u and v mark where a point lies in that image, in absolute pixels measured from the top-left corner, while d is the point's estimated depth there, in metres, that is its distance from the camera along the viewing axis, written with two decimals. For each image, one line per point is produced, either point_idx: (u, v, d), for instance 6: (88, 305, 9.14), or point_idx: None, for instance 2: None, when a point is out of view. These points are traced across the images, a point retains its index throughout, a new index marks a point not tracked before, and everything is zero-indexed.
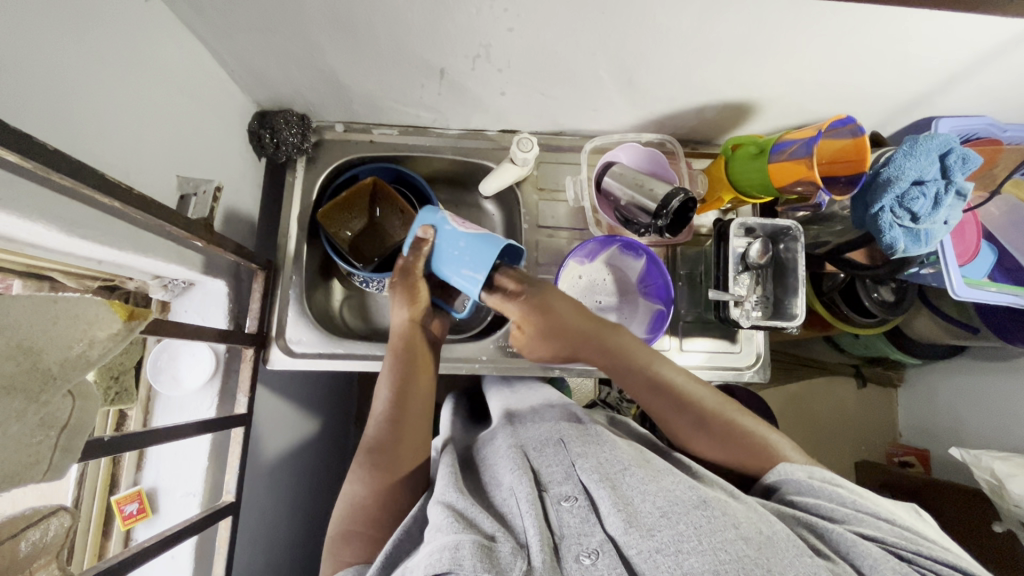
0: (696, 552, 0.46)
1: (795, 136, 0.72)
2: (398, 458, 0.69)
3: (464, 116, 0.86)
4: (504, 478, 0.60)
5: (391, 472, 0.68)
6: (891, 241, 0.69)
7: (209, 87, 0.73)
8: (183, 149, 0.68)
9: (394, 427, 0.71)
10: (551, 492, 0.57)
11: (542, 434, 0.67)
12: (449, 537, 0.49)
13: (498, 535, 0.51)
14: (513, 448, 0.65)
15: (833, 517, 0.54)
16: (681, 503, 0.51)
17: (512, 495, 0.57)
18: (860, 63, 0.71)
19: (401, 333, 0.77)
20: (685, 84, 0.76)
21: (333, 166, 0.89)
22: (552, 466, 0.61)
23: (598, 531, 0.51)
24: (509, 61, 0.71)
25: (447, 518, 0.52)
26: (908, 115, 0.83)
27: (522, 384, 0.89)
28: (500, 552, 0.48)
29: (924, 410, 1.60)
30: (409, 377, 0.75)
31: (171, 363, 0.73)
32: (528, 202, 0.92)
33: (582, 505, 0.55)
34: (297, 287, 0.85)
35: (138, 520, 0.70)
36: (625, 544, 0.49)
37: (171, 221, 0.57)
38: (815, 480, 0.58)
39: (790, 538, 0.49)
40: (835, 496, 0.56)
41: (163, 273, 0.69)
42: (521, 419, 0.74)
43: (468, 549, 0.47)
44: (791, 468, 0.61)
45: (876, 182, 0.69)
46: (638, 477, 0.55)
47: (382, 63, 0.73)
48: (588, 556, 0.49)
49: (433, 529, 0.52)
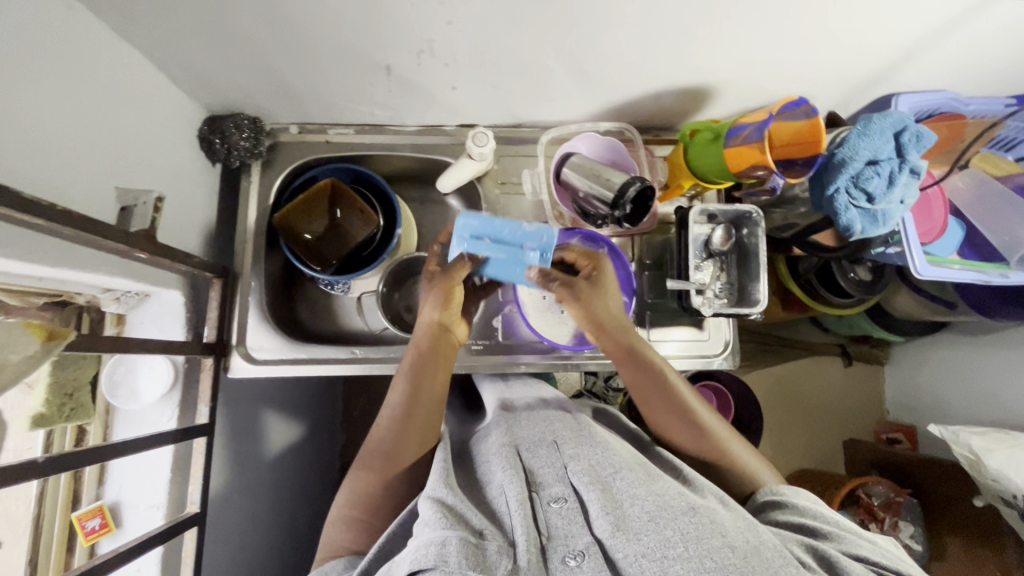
0: (681, 558, 0.46)
1: (749, 120, 0.71)
2: (404, 450, 0.70)
3: (420, 112, 0.85)
4: (497, 477, 0.60)
5: (397, 466, 0.69)
6: (846, 224, 0.68)
7: (151, 94, 0.71)
8: (124, 160, 0.66)
9: (404, 422, 0.71)
10: (542, 493, 0.57)
11: (537, 432, 0.67)
12: (436, 533, 0.50)
13: (486, 533, 0.52)
14: (505, 446, 0.65)
15: (820, 535, 0.55)
16: (670, 508, 0.51)
17: (502, 494, 0.57)
18: (812, 41, 0.69)
19: (428, 330, 0.77)
20: (638, 71, 0.75)
21: (289, 169, 0.88)
22: (545, 466, 0.61)
23: (585, 533, 0.52)
24: (455, 55, 0.70)
25: (436, 514, 0.52)
26: (869, 92, 0.82)
27: (517, 380, 0.87)
28: (487, 551, 0.50)
29: (910, 387, 1.61)
30: (426, 377, 0.74)
31: (129, 376, 0.73)
32: (489, 197, 0.91)
33: (572, 507, 0.55)
34: (257, 293, 0.84)
35: (101, 535, 0.70)
36: (612, 546, 0.50)
37: (106, 235, 0.56)
38: (805, 500, 0.61)
39: (776, 547, 0.50)
40: (823, 519, 0.58)
41: (113, 286, 0.67)
42: (514, 415, 0.74)
43: (454, 546, 0.48)
44: (780, 491, 0.63)
45: (830, 164, 0.68)
46: (629, 481, 0.56)
47: (327, 62, 0.71)
48: (573, 557, 0.50)
49: (421, 524, 0.53)
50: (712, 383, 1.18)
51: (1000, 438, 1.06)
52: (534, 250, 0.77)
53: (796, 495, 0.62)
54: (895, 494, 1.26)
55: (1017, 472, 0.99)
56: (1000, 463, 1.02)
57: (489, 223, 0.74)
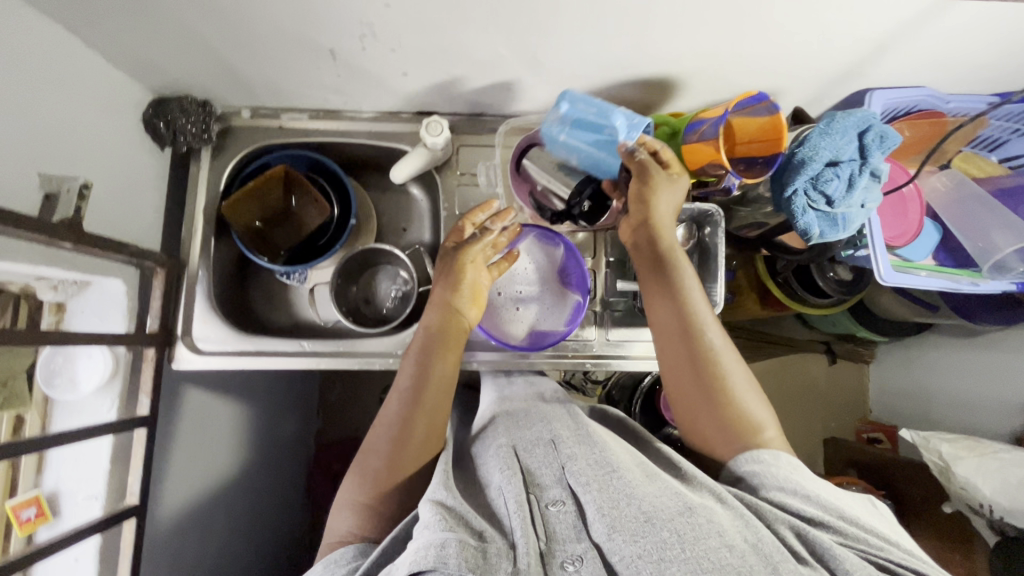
0: (679, 560, 0.45)
1: (707, 115, 0.67)
2: (412, 430, 0.67)
3: (375, 99, 0.82)
4: (494, 480, 0.59)
5: (406, 446, 0.66)
6: (804, 227, 0.65)
7: (89, 75, 0.68)
8: (58, 145, 0.64)
9: (412, 402, 0.68)
10: (541, 495, 0.57)
11: (536, 431, 0.66)
12: (435, 535, 0.48)
13: (486, 536, 0.50)
14: (503, 446, 0.63)
15: (805, 513, 0.53)
16: (667, 509, 0.50)
17: (501, 496, 0.56)
18: (776, 32, 0.65)
19: (438, 307, 0.74)
20: (595, 60, 0.71)
21: (241, 155, 0.86)
22: (543, 467, 0.60)
23: (584, 538, 0.51)
24: (400, 39, 0.66)
25: (435, 517, 0.51)
26: (843, 87, 0.78)
27: (522, 376, 0.83)
28: (488, 555, 0.48)
29: (893, 386, 1.59)
30: (433, 355, 0.71)
31: (67, 365, 0.71)
32: (447, 188, 0.88)
33: (570, 510, 0.54)
34: (204, 282, 0.83)
35: (39, 523, 0.68)
36: (609, 549, 0.48)
37: (24, 226, 0.54)
38: (784, 468, 0.58)
39: (775, 543, 0.49)
40: (804, 489, 0.56)
41: (47, 275, 0.66)
42: (511, 413, 0.72)
43: (453, 548, 0.47)
44: (760, 455, 0.60)
45: (791, 164, 0.64)
46: (626, 480, 0.55)
47: (268, 45, 0.68)
48: (572, 563, 0.49)
49: (421, 526, 0.51)
50: None
51: (970, 446, 1.04)
52: (621, 120, 0.69)
53: (778, 462, 0.59)
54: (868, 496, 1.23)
55: (985, 480, 0.98)
56: (967, 471, 1.00)
57: (586, 98, 0.71)
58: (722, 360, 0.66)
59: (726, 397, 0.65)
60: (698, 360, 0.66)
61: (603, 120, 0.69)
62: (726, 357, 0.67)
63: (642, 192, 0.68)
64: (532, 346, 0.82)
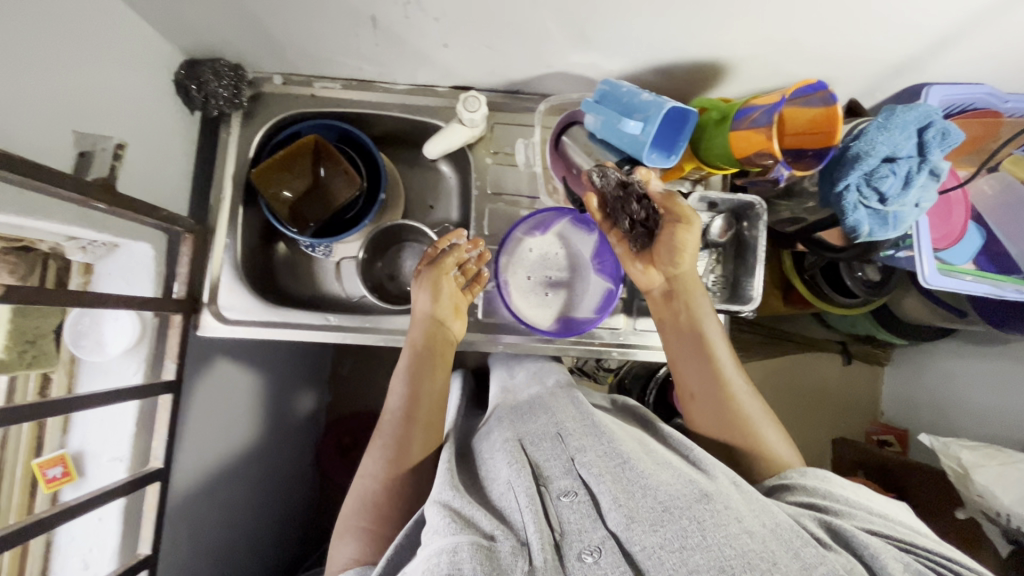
0: (701, 548, 0.45)
1: (760, 102, 0.64)
2: (409, 448, 0.68)
3: (411, 70, 0.79)
4: (501, 473, 0.58)
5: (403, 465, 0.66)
6: (853, 223, 0.63)
7: (121, 34, 0.66)
8: (90, 104, 0.62)
9: (406, 421, 0.69)
10: (550, 487, 0.56)
11: (540, 424, 0.65)
12: (446, 540, 0.48)
13: (497, 534, 0.50)
14: (509, 440, 0.63)
15: (832, 510, 0.53)
16: (683, 498, 0.49)
17: (510, 491, 0.55)
18: (839, 17, 0.62)
19: (423, 324, 0.75)
20: (645, 38, 0.68)
21: (271, 123, 0.84)
22: (549, 459, 0.59)
23: (600, 527, 0.50)
24: (444, 9, 0.64)
25: (445, 520, 0.51)
26: (899, 81, 0.75)
27: (529, 364, 0.82)
28: (501, 554, 0.48)
29: (909, 389, 1.57)
30: (423, 374, 0.72)
31: (94, 327, 0.71)
32: (480, 165, 0.85)
33: (583, 500, 0.53)
34: (232, 250, 0.82)
35: (63, 483, 0.70)
36: (628, 539, 0.47)
37: (53, 182, 0.52)
38: (812, 479, 0.58)
39: (792, 527, 0.48)
40: (831, 494, 0.56)
41: (77, 235, 0.65)
42: (516, 407, 0.72)
43: (467, 554, 0.46)
44: (789, 473, 0.61)
45: (844, 158, 0.63)
46: (639, 470, 0.54)
47: (306, 9, 0.66)
48: (590, 554, 0.48)
49: (430, 531, 0.51)
50: None
51: (991, 454, 1.02)
52: (637, 121, 0.66)
53: (804, 475, 0.59)
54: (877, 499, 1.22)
55: (1005, 489, 0.97)
56: (987, 479, 0.99)
57: (614, 89, 0.69)
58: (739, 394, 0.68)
59: (747, 434, 0.66)
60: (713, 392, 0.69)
61: (620, 116, 0.67)
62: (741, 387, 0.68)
63: (675, 233, 0.69)
64: (569, 331, 0.80)
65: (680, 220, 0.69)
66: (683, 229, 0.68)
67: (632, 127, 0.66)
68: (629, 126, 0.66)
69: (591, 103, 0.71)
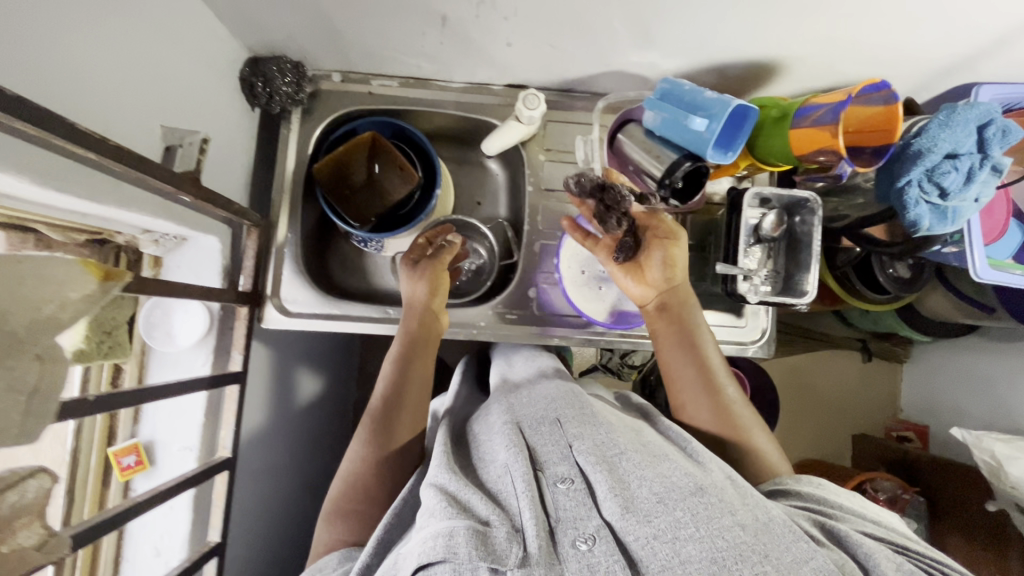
0: (693, 539, 0.46)
1: (821, 101, 0.66)
2: (393, 436, 0.68)
3: (469, 68, 0.81)
4: (499, 456, 0.59)
5: (385, 455, 0.66)
6: (914, 218, 0.65)
7: (197, 32, 0.68)
8: (170, 99, 0.64)
9: (391, 410, 0.69)
10: (546, 472, 0.56)
11: (540, 410, 0.65)
12: (443, 523, 0.49)
13: (492, 519, 0.50)
14: (506, 423, 0.63)
15: (826, 512, 0.56)
16: (678, 489, 0.50)
17: (506, 474, 0.56)
18: (901, 18, 0.64)
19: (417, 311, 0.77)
20: (707, 39, 0.70)
21: (330, 120, 0.85)
22: (547, 444, 0.59)
23: (595, 515, 0.50)
24: (516, 8, 0.66)
25: (440, 503, 0.52)
26: (948, 81, 0.77)
27: (520, 357, 0.84)
28: (494, 539, 0.48)
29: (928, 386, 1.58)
30: (414, 358, 0.74)
31: (165, 318, 0.73)
32: (533, 162, 0.88)
33: (579, 488, 0.53)
34: (293, 245, 0.83)
35: (136, 472, 0.72)
36: (622, 529, 0.48)
37: (151, 174, 0.53)
38: (807, 485, 0.61)
39: (786, 523, 0.50)
40: (825, 500, 0.58)
41: (152, 227, 0.67)
42: (515, 392, 0.72)
43: (462, 536, 0.47)
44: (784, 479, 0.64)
45: (904, 154, 0.65)
46: (635, 461, 0.54)
47: (380, 8, 0.67)
48: (585, 541, 0.48)
49: (425, 513, 0.52)
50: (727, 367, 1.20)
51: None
52: (702, 118, 0.68)
53: (799, 481, 0.62)
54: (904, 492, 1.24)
55: None
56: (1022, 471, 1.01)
57: (677, 88, 0.71)
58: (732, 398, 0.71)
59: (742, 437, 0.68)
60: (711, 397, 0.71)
61: (684, 113, 0.69)
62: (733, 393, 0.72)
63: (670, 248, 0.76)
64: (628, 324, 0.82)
65: (670, 238, 0.76)
66: (673, 246, 0.76)
67: (697, 124, 0.68)
68: (693, 124, 0.68)
69: (654, 102, 0.72)
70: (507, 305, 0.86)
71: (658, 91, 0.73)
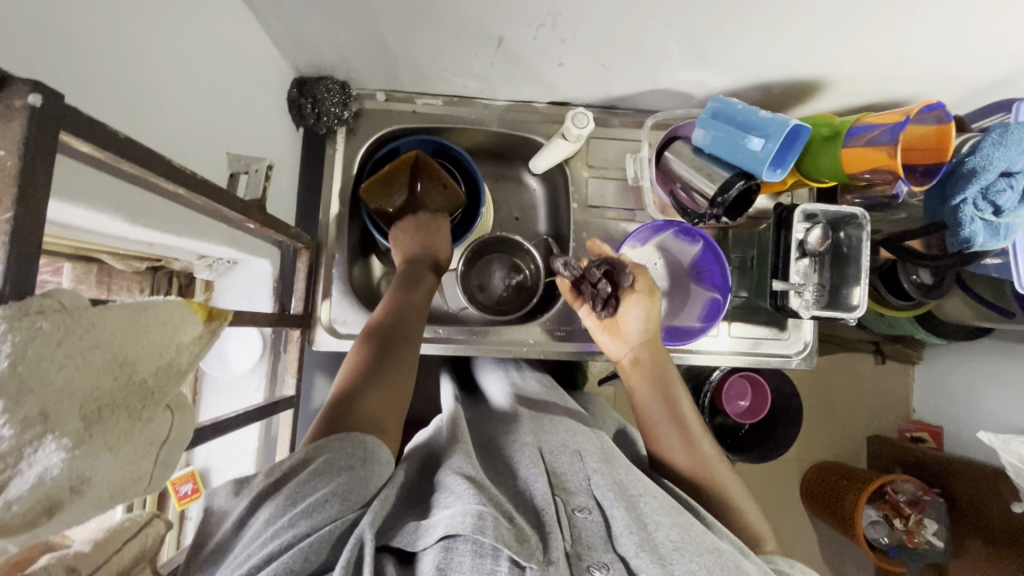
0: None
1: (876, 120, 0.67)
2: (397, 355, 0.66)
3: (515, 86, 0.81)
4: (521, 472, 0.58)
5: (387, 368, 0.64)
6: (969, 235, 0.67)
7: (253, 54, 0.67)
8: (229, 123, 0.63)
9: (394, 334, 0.68)
10: (567, 500, 0.55)
11: (562, 438, 0.64)
12: (472, 504, 0.47)
13: (516, 519, 0.49)
14: (530, 445, 0.62)
15: None
16: (696, 544, 0.49)
17: (526, 493, 0.55)
18: (954, 39, 0.66)
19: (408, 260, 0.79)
20: (760, 60, 0.72)
21: (374, 139, 0.85)
22: (569, 473, 0.58)
23: (610, 548, 0.50)
24: (576, 31, 0.66)
25: (468, 488, 0.50)
26: (988, 97, 0.78)
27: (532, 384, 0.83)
28: (523, 535, 0.47)
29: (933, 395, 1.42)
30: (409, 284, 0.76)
31: (217, 344, 0.72)
32: (577, 179, 0.88)
33: (595, 519, 0.53)
34: (340, 265, 0.82)
35: (193, 500, 0.71)
36: (635, 564, 0.47)
37: (228, 203, 0.52)
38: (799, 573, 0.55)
39: None
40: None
41: (210, 254, 0.66)
42: (538, 417, 0.71)
43: (491, 522, 0.45)
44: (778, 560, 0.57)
45: (958, 173, 0.66)
46: (655, 507, 0.53)
47: (437, 31, 0.67)
48: (599, 568, 0.47)
49: (450, 494, 0.50)
50: (755, 373, 1.21)
51: None
52: (758, 137, 0.69)
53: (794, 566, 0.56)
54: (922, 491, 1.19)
55: None
56: None
57: (729, 107, 0.72)
58: (706, 451, 0.68)
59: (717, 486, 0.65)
60: (684, 443, 0.68)
61: (740, 133, 0.70)
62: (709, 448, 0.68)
63: (642, 300, 0.76)
64: (681, 338, 0.82)
65: (645, 293, 0.77)
66: (647, 302, 0.76)
67: (752, 145, 0.69)
68: (748, 143, 0.69)
69: (705, 121, 0.73)
70: (555, 321, 0.87)
71: (708, 110, 0.74)
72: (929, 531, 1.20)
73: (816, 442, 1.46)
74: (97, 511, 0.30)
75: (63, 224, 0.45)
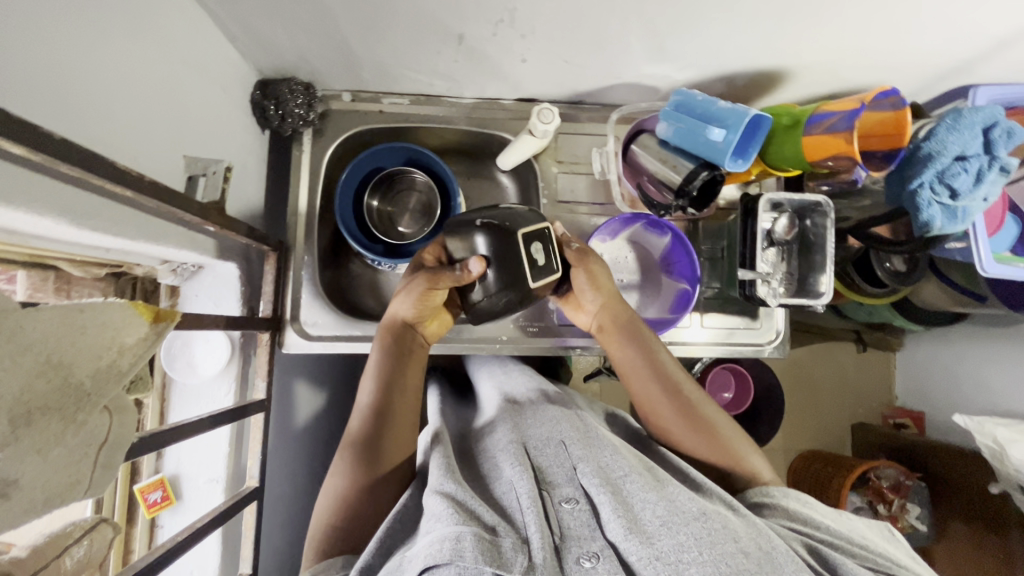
0: (697, 563, 0.44)
1: (833, 108, 0.68)
2: (385, 453, 0.64)
3: (481, 84, 0.82)
4: (505, 472, 0.57)
5: (377, 465, 0.63)
6: (927, 219, 0.67)
7: (210, 56, 0.66)
8: (186, 127, 0.63)
9: (379, 416, 0.66)
10: (552, 492, 0.55)
11: (546, 430, 0.63)
12: (449, 529, 0.46)
13: (499, 528, 0.49)
14: (513, 441, 0.61)
15: (817, 536, 0.55)
16: (682, 513, 0.49)
17: (512, 491, 0.54)
18: (907, 27, 0.67)
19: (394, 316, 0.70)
20: (719, 52, 0.72)
21: (341, 140, 0.85)
22: (553, 466, 0.58)
23: (598, 536, 0.50)
24: (534, 27, 0.66)
25: (447, 509, 0.49)
26: (947, 83, 0.80)
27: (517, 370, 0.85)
28: (502, 547, 0.47)
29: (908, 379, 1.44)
30: (400, 355, 0.69)
31: (185, 349, 0.72)
32: (547, 175, 0.88)
33: (584, 508, 0.53)
34: (310, 267, 0.82)
35: (162, 507, 0.71)
36: (625, 549, 0.47)
37: (181, 208, 0.51)
38: (794, 502, 0.60)
39: (789, 553, 0.48)
40: (811, 521, 0.57)
41: (172, 258, 0.66)
42: (519, 411, 0.70)
43: (469, 542, 0.45)
44: (769, 490, 0.62)
45: (915, 157, 0.67)
46: (638, 484, 0.53)
47: (396, 30, 0.67)
48: (588, 559, 0.48)
49: (431, 519, 0.50)
50: (735, 364, 1.22)
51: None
52: (718, 130, 0.69)
53: (786, 496, 0.61)
54: (905, 478, 1.19)
55: None
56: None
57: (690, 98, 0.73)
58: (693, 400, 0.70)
59: (711, 435, 0.68)
60: (673, 401, 0.70)
61: (700, 124, 0.70)
62: (693, 392, 0.71)
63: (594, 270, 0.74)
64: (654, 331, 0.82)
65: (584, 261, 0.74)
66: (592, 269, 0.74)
67: (712, 136, 0.70)
68: (709, 134, 0.70)
69: (667, 113, 0.74)
70: (528, 317, 0.87)
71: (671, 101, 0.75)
72: (912, 516, 1.19)
73: (800, 430, 1.47)
74: (28, 516, 0.29)
75: (6, 229, 0.44)
